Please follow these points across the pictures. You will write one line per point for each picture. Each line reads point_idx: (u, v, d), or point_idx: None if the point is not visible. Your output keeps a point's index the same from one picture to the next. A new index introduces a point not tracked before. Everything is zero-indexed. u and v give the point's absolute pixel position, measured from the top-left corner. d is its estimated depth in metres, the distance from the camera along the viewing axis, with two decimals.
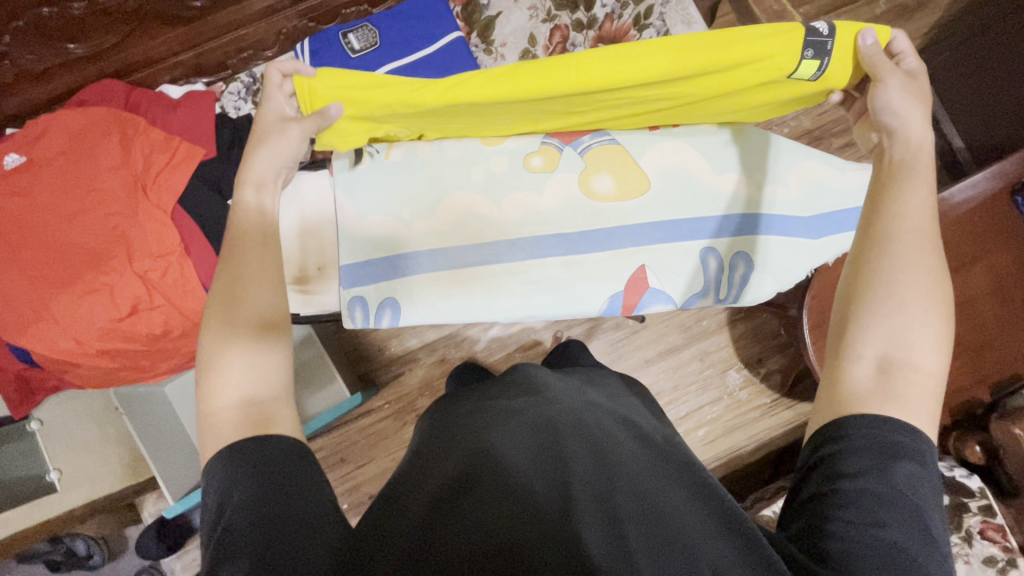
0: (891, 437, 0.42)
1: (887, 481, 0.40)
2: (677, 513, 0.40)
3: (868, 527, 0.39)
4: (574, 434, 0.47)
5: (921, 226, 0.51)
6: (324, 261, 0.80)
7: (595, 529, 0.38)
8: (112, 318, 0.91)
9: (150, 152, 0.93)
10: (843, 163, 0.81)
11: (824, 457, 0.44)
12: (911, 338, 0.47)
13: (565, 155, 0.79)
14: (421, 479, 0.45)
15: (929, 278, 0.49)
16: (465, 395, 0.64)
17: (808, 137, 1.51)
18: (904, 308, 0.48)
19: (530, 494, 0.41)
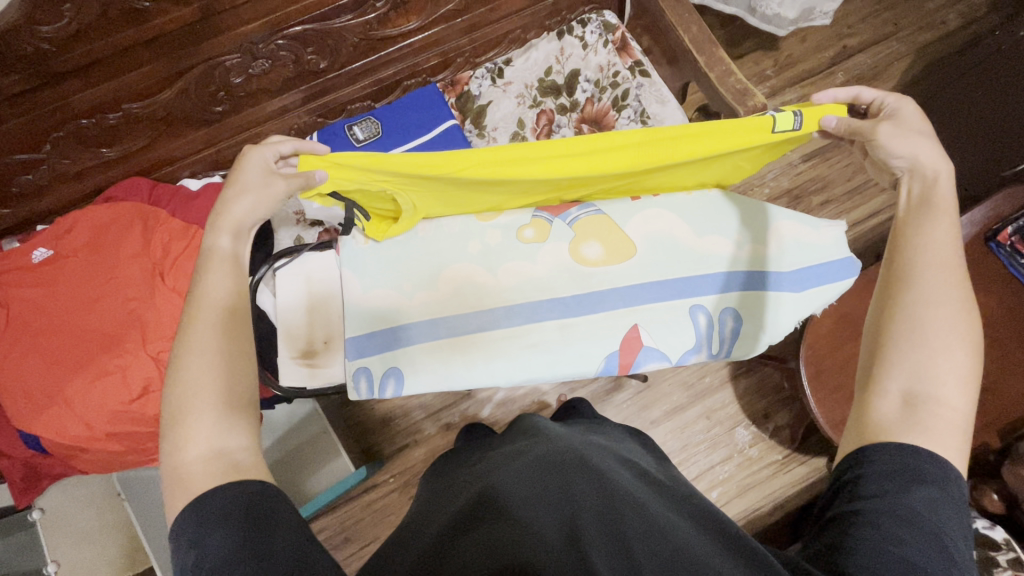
0: (912, 460, 0.43)
1: (905, 504, 0.41)
2: (682, 537, 0.42)
3: (888, 545, 0.39)
4: (576, 464, 0.49)
5: (947, 259, 0.52)
6: (331, 334, 0.84)
7: (603, 549, 0.39)
8: (122, 401, 0.93)
9: (169, 241, 0.99)
10: (817, 220, 0.86)
11: (849, 482, 0.45)
12: (936, 371, 0.46)
13: (555, 226, 0.86)
14: (437, 523, 0.47)
15: (957, 315, 0.48)
16: (473, 450, 0.66)
17: (788, 196, 1.60)
18: (928, 342, 0.48)
19: (539, 520, 0.42)
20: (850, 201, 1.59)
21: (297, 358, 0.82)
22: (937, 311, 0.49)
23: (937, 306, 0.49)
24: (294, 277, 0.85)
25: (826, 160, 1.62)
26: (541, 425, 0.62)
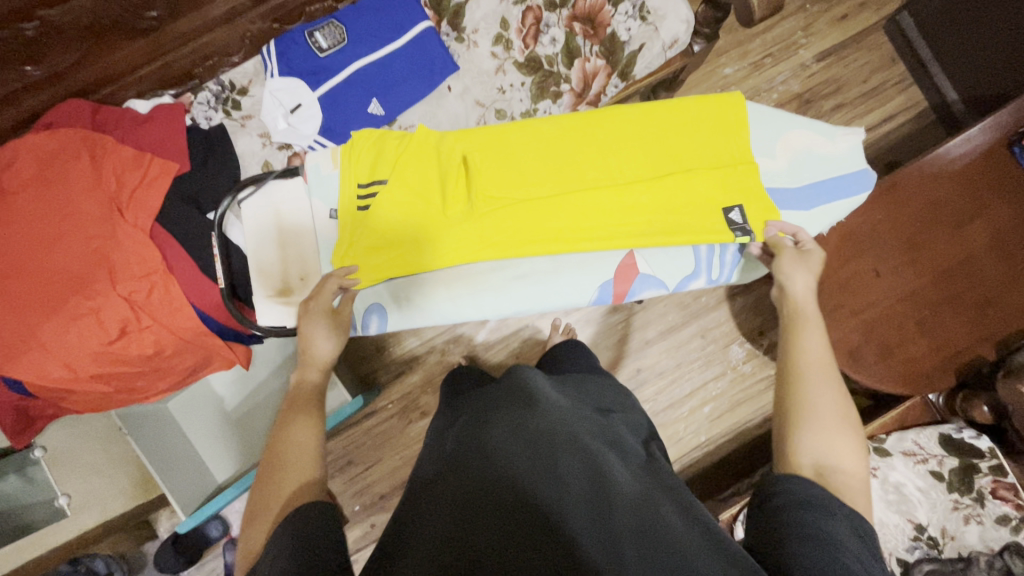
0: (819, 492, 0.48)
1: (826, 526, 0.45)
2: (671, 533, 0.44)
3: (823, 559, 0.42)
4: (571, 448, 0.51)
5: (823, 358, 0.59)
6: (307, 271, 0.77)
7: (590, 539, 0.43)
8: (101, 343, 0.91)
9: (122, 171, 0.90)
10: (832, 128, 0.78)
11: (769, 509, 0.49)
12: (835, 448, 0.52)
13: (550, 155, 0.76)
14: (439, 495, 0.50)
15: (837, 396, 0.55)
16: (467, 409, 0.66)
17: (798, 101, 1.49)
18: (826, 424, 0.53)
19: (533, 508, 0.45)
20: (863, 104, 1.48)
21: (273, 297, 0.76)
22: (831, 400, 0.55)
23: (826, 397, 0.55)
24: (262, 208, 0.77)
25: (841, 58, 1.49)
26: (532, 386, 0.61)
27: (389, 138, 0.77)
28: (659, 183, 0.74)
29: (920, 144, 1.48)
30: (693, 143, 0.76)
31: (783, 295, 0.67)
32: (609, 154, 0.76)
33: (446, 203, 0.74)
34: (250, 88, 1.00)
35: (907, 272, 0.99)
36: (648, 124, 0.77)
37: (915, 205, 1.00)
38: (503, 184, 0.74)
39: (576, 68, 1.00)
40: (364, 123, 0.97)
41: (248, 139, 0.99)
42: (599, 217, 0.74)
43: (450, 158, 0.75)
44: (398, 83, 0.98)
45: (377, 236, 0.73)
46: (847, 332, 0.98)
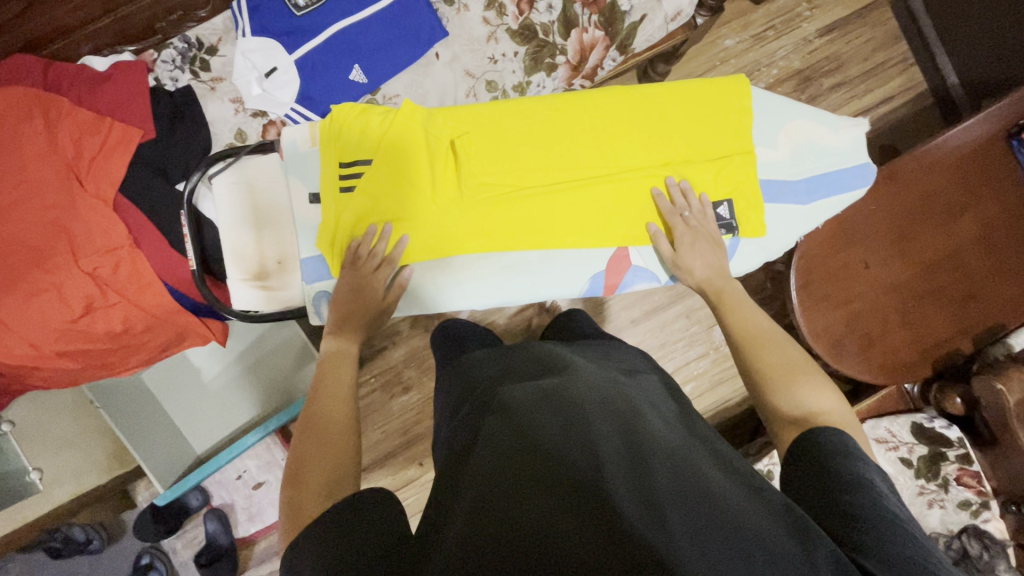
0: (847, 440, 0.50)
1: (861, 470, 0.47)
2: (712, 485, 0.44)
3: (870, 504, 0.44)
4: (601, 415, 0.50)
5: (765, 325, 0.63)
6: (285, 254, 0.74)
7: (626, 490, 0.42)
8: (65, 320, 0.86)
9: (80, 136, 0.83)
10: (836, 119, 0.75)
11: (804, 455, 0.50)
12: (805, 392, 0.55)
13: (544, 139, 0.72)
14: (466, 464, 0.48)
15: (783, 349, 0.60)
16: (483, 373, 0.64)
17: (797, 78, 1.45)
18: (789, 377, 0.57)
19: (566, 466, 0.45)
20: (863, 84, 1.45)
21: (249, 281, 0.73)
22: (777, 355, 0.60)
23: (772, 356, 0.59)
24: (236, 186, 0.72)
25: (844, 34, 1.44)
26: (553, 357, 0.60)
27: (373, 116, 0.71)
28: (654, 174, 0.72)
29: (916, 127, 1.46)
30: (696, 129, 0.73)
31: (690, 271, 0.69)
32: (610, 138, 0.72)
33: (437, 187, 0.70)
34: (218, 47, 0.92)
35: (896, 264, 0.99)
36: (641, 104, 0.73)
37: (909, 196, 0.99)
38: (499, 173, 0.71)
39: (573, 39, 0.94)
40: (345, 91, 0.91)
41: (218, 104, 0.92)
42: (597, 209, 0.71)
43: (439, 140, 0.71)
44: (381, 48, 0.91)
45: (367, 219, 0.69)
46: (832, 323, 0.98)
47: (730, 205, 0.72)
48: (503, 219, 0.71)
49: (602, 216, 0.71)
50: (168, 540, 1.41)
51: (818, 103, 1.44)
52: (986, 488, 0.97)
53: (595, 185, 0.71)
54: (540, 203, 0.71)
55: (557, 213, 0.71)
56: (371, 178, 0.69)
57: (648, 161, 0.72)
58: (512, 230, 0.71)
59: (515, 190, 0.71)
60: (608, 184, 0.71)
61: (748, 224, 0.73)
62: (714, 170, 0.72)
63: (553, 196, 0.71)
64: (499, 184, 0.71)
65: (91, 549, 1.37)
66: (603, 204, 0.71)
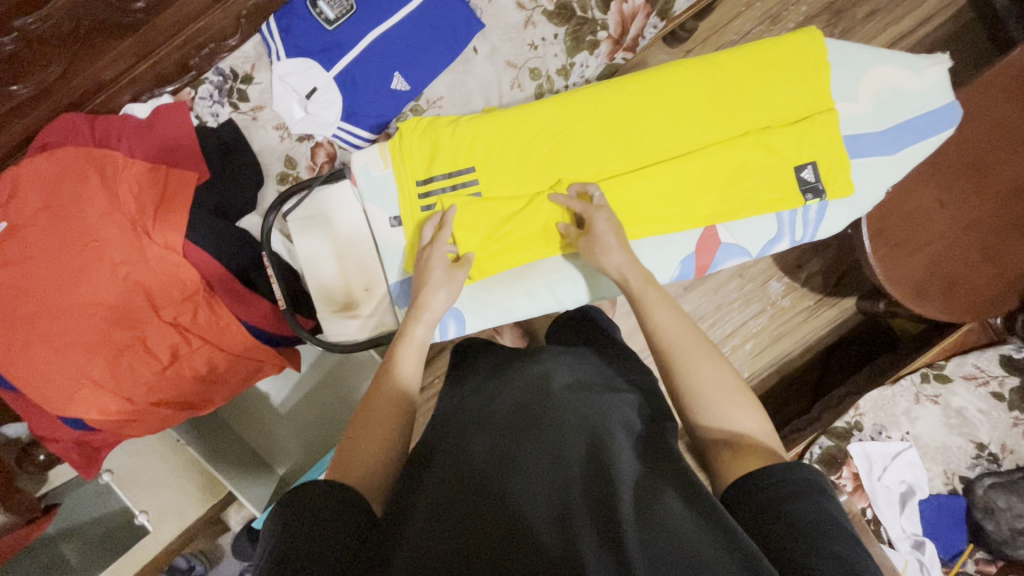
0: (808, 482, 0.43)
1: (830, 514, 0.41)
2: (675, 524, 0.40)
3: (827, 554, 0.37)
4: (576, 433, 0.49)
5: (682, 328, 0.55)
6: (370, 281, 0.73)
7: (589, 535, 0.39)
8: (155, 370, 0.88)
9: (140, 189, 0.82)
10: (918, 60, 0.71)
11: (758, 483, 0.44)
12: (734, 422, 0.50)
13: (614, 126, 0.69)
14: (419, 488, 0.47)
15: (713, 360, 0.52)
16: (468, 397, 0.60)
17: (829, 12, 1.38)
18: (718, 399, 0.51)
19: (522, 506, 0.42)
20: (898, 8, 1.38)
21: (339, 312, 0.73)
22: (707, 366, 0.52)
23: (706, 371, 0.52)
24: (311, 219, 0.71)
25: None
26: (540, 372, 0.58)
27: (448, 124, 0.70)
28: (732, 147, 0.69)
29: (957, 46, 1.40)
30: (773, 93, 0.70)
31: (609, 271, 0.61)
32: (685, 115, 0.69)
33: (513, 191, 0.69)
34: (253, 75, 0.90)
35: (972, 197, 0.95)
36: (711, 75, 0.70)
37: (980, 125, 0.95)
38: (575, 166, 0.69)
39: (613, 11, 0.90)
40: (389, 102, 0.89)
41: (263, 133, 0.91)
42: (679, 191, 0.69)
43: (513, 141, 0.69)
44: (420, 51, 0.88)
45: None
46: (910, 269, 0.96)
47: (814, 166, 0.70)
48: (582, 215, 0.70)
49: (682, 198, 0.69)
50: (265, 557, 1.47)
51: (853, 36, 1.38)
52: None
53: (674, 167, 0.69)
54: (618, 193, 0.68)
55: (638, 202, 0.69)
56: (451, 191, 0.68)
57: (725, 134, 0.70)
58: None
59: (594, 183, 0.69)
60: (686, 165, 0.69)
61: (834, 184, 0.70)
62: (796, 134, 0.69)
63: (633, 184, 0.68)
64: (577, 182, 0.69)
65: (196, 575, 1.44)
66: (682, 185, 0.69)
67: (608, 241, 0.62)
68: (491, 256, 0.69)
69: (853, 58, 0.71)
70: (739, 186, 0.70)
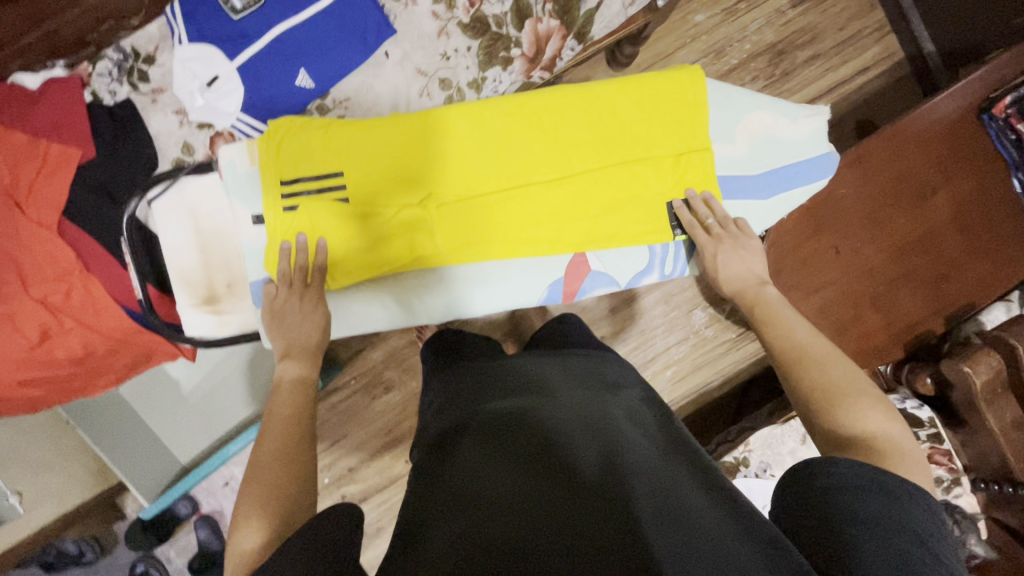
0: (870, 475, 0.49)
1: (884, 507, 0.47)
2: (692, 510, 0.47)
3: (879, 544, 0.44)
4: (588, 435, 0.56)
5: (812, 334, 0.62)
6: (233, 277, 0.71)
7: (621, 526, 0.45)
8: (23, 348, 0.86)
9: (15, 161, 0.80)
10: (796, 109, 0.73)
11: (812, 484, 0.50)
12: (862, 417, 0.55)
13: (485, 145, 0.69)
14: (450, 487, 0.53)
15: (840, 364, 0.59)
16: (485, 396, 0.66)
17: (772, 52, 1.41)
18: (848, 395, 0.56)
19: (557, 501, 0.48)
20: (838, 55, 1.41)
21: (198, 306, 0.71)
22: (831, 367, 0.59)
23: (830, 369, 0.58)
24: (176, 208, 0.70)
25: (817, 4, 1.40)
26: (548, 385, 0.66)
27: (327, 124, 0.69)
28: (602, 177, 0.70)
29: (894, 97, 1.44)
30: (646, 126, 0.71)
31: (728, 276, 0.69)
32: (565, 141, 0.70)
33: (381, 199, 0.68)
34: (156, 56, 0.87)
35: (866, 247, 0.98)
36: (583, 103, 0.71)
37: (881, 178, 0.97)
38: (448, 180, 0.69)
39: (527, 30, 0.90)
40: (292, 96, 0.87)
41: (161, 117, 0.87)
42: (549, 215, 0.70)
43: (390, 149, 0.69)
44: (329, 49, 0.88)
45: (297, 231, 0.67)
46: (803, 311, 0.98)
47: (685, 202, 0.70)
48: (452, 231, 0.69)
49: (553, 221, 0.70)
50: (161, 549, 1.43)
51: (793, 78, 1.40)
52: (957, 465, 0.98)
53: (541, 191, 0.69)
54: (487, 214, 0.69)
55: (505, 222, 0.69)
56: (317, 195, 0.68)
57: (597, 162, 0.70)
58: (469, 243, 0.69)
59: (463, 200, 0.69)
60: (556, 190, 0.69)
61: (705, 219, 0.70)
62: (664, 169, 0.70)
63: (501, 205, 0.69)
64: (443, 193, 0.69)
65: (88, 560, 1.42)
66: (553, 211, 0.70)
67: (743, 248, 0.69)
68: (354, 262, 0.68)
69: (733, 100, 0.72)
70: (609, 215, 0.70)
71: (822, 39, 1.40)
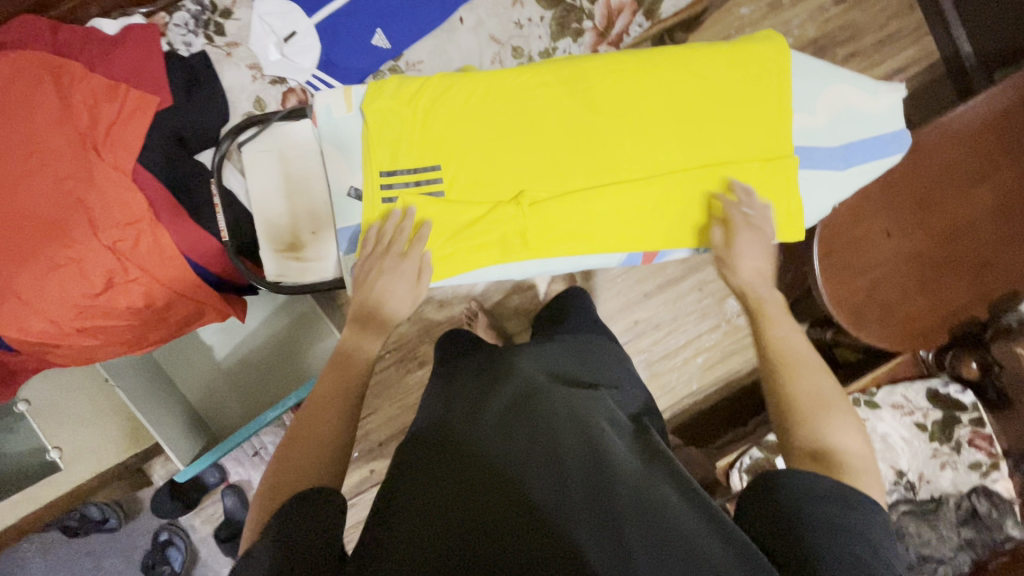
0: (835, 486, 0.49)
1: (844, 518, 0.47)
2: (670, 513, 0.45)
3: (841, 554, 0.44)
4: (568, 431, 0.53)
5: (803, 348, 0.60)
6: (319, 224, 0.73)
7: (593, 536, 0.43)
8: (86, 295, 0.83)
9: (94, 104, 0.80)
10: (875, 84, 0.75)
11: (775, 490, 0.50)
12: (840, 434, 0.54)
13: (574, 106, 0.71)
14: (423, 481, 0.51)
15: (828, 383, 0.57)
16: (463, 390, 0.64)
17: (812, 48, 1.44)
18: (830, 410, 0.55)
19: (527, 505, 0.46)
20: (876, 54, 1.44)
21: (283, 252, 0.72)
22: (811, 381, 0.57)
23: (809, 383, 0.57)
24: (267, 155, 0.71)
25: (859, 3, 1.43)
26: (532, 373, 0.63)
27: (423, 106, 0.69)
28: (685, 145, 0.71)
29: (927, 97, 1.47)
30: (726, 99, 0.72)
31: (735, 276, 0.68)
32: (651, 135, 0.71)
33: (472, 155, 0.69)
34: (234, 10, 0.89)
35: (916, 232, 1.00)
36: (670, 72, 0.72)
37: (932, 166, 1.00)
38: (540, 177, 0.70)
39: (600, 3, 0.92)
40: (367, 55, 0.89)
41: (234, 71, 0.89)
42: (630, 183, 0.70)
43: (480, 121, 0.69)
44: (405, 12, 0.89)
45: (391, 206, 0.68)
46: (853, 292, 1.00)
47: (768, 176, 0.72)
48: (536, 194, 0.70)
49: (633, 188, 0.71)
50: (185, 516, 1.41)
51: None
52: (995, 450, 1.00)
53: (623, 158, 0.71)
54: (570, 181, 0.70)
55: (587, 182, 0.71)
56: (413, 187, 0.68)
57: (682, 130, 0.72)
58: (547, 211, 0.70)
59: (544, 163, 0.70)
60: (636, 157, 0.71)
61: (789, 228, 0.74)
62: (747, 140, 0.72)
63: (586, 169, 0.71)
64: (528, 153, 0.70)
65: (109, 526, 1.40)
66: (636, 177, 0.71)
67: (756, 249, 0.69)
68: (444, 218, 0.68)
69: (813, 75, 0.75)
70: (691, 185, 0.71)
71: (861, 37, 1.43)
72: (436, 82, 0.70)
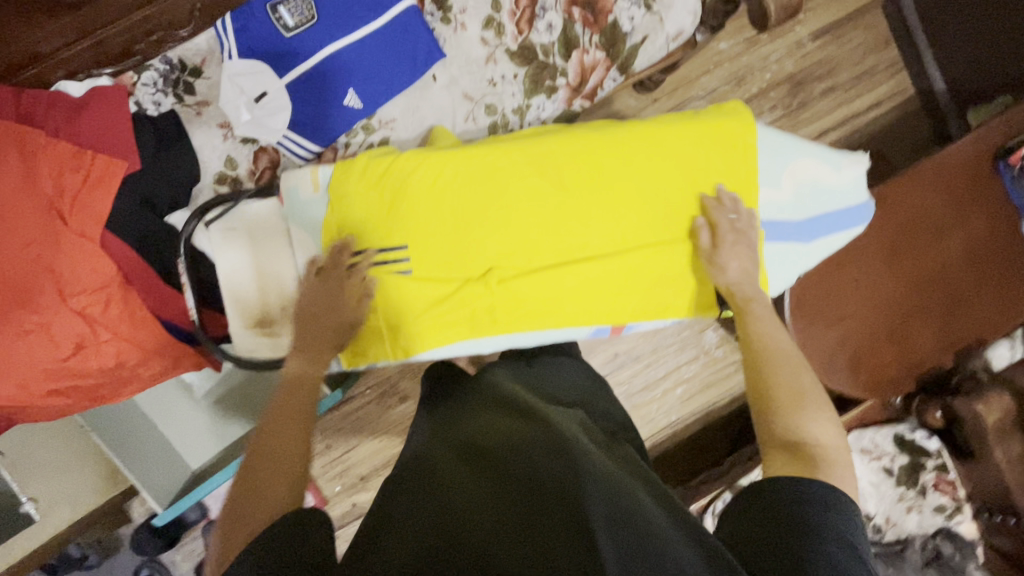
0: (817, 520, 0.49)
1: (828, 554, 0.46)
2: (643, 520, 0.44)
3: None
4: (545, 442, 0.52)
5: (786, 347, 0.65)
6: (287, 301, 0.74)
7: (566, 537, 0.41)
8: (54, 359, 0.81)
9: (60, 171, 0.78)
10: (839, 157, 0.77)
11: (764, 522, 0.50)
12: (817, 425, 0.58)
13: (540, 184, 0.71)
14: (404, 499, 0.50)
15: (806, 381, 0.62)
16: (446, 412, 0.63)
17: (790, 83, 1.45)
18: (809, 405, 0.60)
19: (504, 511, 0.45)
20: (853, 89, 1.45)
21: (253, 329, 0.73)
22: (789, 376, 0.62)
23: (786, 376, 0.62)
24: (234, 235, 0.73)
25: (835, 38, 1.44)
26: (509, 392, 0.63)
27: (390, 188, 0.70)
28: (648, 223, 0.72)
29: (903, 130, 1.48)
30: (688, 174, 0.73)
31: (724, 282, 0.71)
32: (616, 208, 0.72)
33: (440, 233, 0.70)
34: (204, 68, 0.90)
35: (887, 282, 1.02)
36: (634, 150, 0.73)
37: (903, 218, 1.02)
38: (509, 254, 0.71)
39: (574, 60, 0.93)
40: (339, 113, 0.88)
41: (205, 129, 0.89)
42: (594, 262, 0.72)
43: (447, 198, 0.70)
44: (377, 70, 0.88)
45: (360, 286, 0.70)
46: (824, 343, 1.02)
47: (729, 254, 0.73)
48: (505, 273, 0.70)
49: (596, 267, 0.72)
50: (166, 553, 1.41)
51: (808, 109, 1.44)
52: (960, 495, 1.03)
53: (588, 237, 0.72)
54: (539, 259, 0.71)
55: (554, 260, 0.71)
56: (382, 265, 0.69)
57: (645, 208, 0.72)
58: (517, 288, 0.71)
59: (511, 239, 0.70)
60: (601, 234, 0.72)
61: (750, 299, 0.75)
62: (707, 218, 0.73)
63: (551, 247, 0.71)
64: (496, 228, 0.70)
65: (89, 563, 1.41)
66: (602, 255, 0.72)
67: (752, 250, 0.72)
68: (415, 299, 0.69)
69: (779, 149, 0.77)
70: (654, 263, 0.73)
71: (838, 72, 1.44)
72: (405, 161, 0.71)
